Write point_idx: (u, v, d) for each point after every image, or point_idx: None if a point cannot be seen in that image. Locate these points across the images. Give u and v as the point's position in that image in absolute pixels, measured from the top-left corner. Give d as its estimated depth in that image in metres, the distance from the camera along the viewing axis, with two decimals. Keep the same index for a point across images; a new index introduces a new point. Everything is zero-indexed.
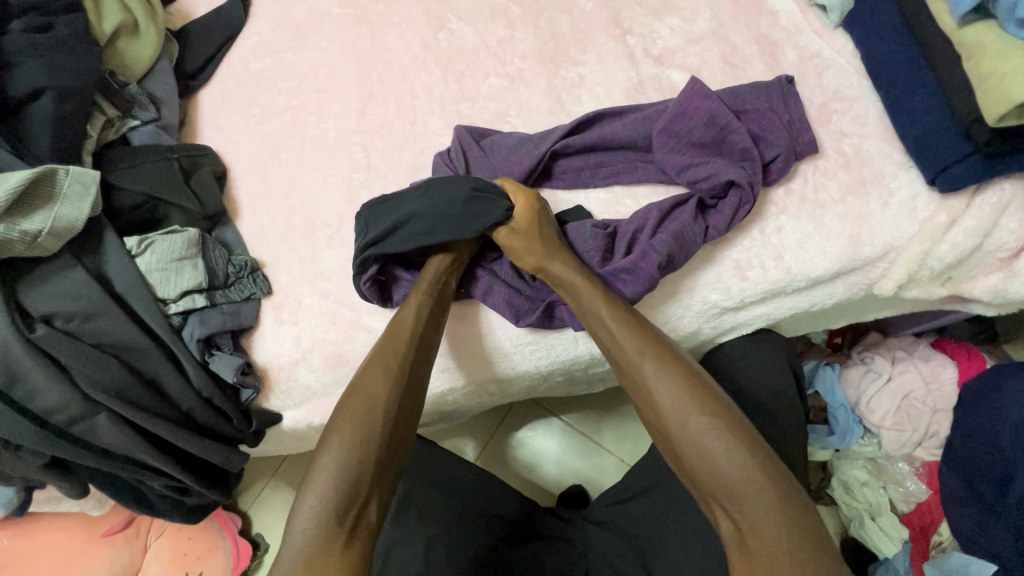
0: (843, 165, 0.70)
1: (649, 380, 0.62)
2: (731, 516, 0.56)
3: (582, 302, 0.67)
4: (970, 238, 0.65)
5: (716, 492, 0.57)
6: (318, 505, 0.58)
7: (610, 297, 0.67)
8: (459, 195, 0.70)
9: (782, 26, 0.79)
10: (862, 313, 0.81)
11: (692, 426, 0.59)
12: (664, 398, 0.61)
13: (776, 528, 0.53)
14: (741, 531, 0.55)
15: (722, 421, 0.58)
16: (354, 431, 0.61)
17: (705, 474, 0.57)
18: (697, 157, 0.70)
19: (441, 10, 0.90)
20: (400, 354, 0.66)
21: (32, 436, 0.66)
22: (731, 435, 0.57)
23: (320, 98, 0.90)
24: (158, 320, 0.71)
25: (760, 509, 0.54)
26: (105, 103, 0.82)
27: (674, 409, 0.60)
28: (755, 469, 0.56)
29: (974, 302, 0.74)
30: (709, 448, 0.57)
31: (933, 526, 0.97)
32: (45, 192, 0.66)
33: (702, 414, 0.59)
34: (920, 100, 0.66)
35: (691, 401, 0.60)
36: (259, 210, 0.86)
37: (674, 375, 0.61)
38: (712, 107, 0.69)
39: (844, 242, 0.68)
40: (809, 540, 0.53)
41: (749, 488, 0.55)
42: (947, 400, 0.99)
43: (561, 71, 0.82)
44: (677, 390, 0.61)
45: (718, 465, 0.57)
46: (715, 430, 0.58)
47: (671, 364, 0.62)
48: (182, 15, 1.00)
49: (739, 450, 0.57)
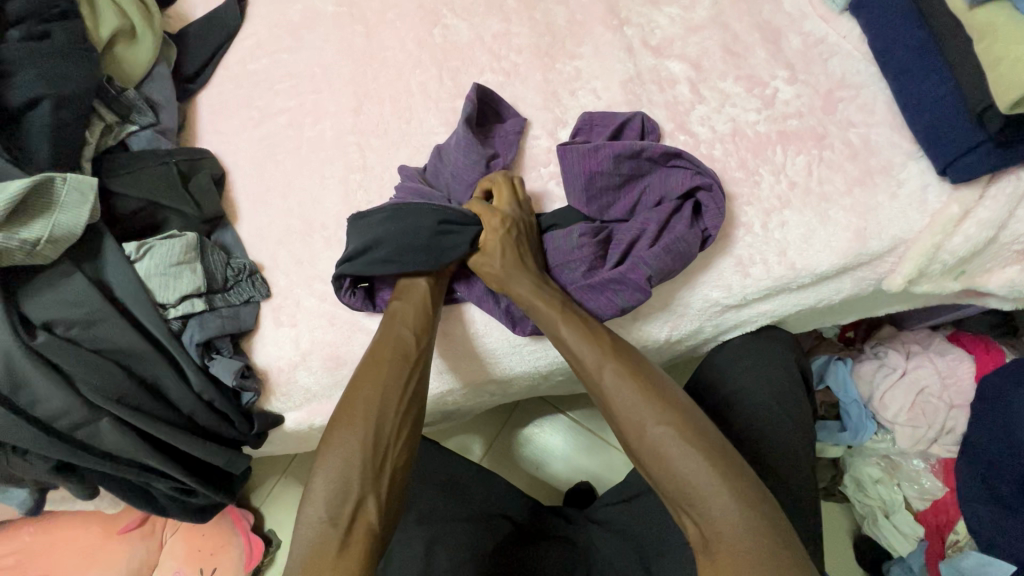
0: (849, 155, 0.67)
1: (608, 390, 0.61)
2: (696, 523, 0.55)
3: (539, 315, 0.66)
4: (984, 230, 0.63)
5: (679, 499, 0.56)
6: (318, 509, 0.58)
7: (568, 309, 0.66)
8: (425, 227, 0.70)
9: (786, 11, 0.76)
10: (872, 309, 0.78)
11: (650, 433, 0.58)
12: (622, 406, 0.60)
13: (737, 531, 0.53)
14: (706, 536, 0.54)
15: (678, 428, 0.58)
16: (344, 435, 0.62)
17: (666, 481, 0.57)
18: (627, 193, 0.69)
19: (436, 4, 0.88)
20: (387, 357, 0.67)
21: (35, 440, 0.68)
22: (689, 441, 0.57)
23: (316, 98, 0.89)
24: (157, 325, 0.72)
25: (721, 513, 0.54)
26: (103, 108, 0.82)
27: (631, 419, 0.59)
28: (716, 473, 0.55)
29: (990, 296, 0.72)
30: (668, 455, 0.57)
31: (949, 525, 0.94)
32: (43, 200, 0.67)
33: (659, 421, 0.58)
34: (931, 85, 0.63)
35: (648, 408, 0.59)
36: (257, 213, 0.86)
37: (631, 383, 0.61)
38: (608, 149, 0.67)
39: (850, 235, 0.65)
40: (773, 540, 0.52)
41: (708, 494, 0.54)
42: (965, 395, 0.96)
43: (558, 64, 0.80)
44: (634, 398, 0.60)
45: (677, 471, 0.56)
46: (673, 436, 0.57)
47: (631, 372, 0.62)
48: (180, 18, 1.00)
49: (696, 456, 0.56)
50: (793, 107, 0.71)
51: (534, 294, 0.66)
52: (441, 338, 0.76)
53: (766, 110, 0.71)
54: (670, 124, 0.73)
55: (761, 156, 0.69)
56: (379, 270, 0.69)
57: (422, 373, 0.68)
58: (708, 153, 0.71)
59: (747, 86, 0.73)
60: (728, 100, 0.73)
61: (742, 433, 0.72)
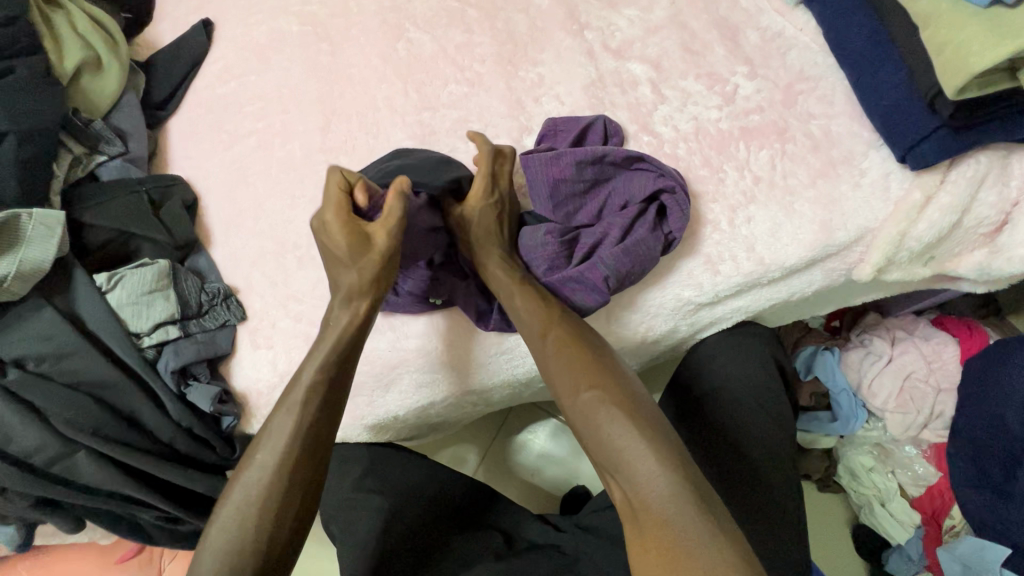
0: (811, 147, 0.67)
1: (549, 361, 0.63)
2: (622, 491, 0.56)
3: (496, 283, 0.68)
4: (948, 215, 0.62)
5: (608, 465, 0.57)
6: (240, 517, 0.58)
7: (522, 279, 0.67)
8: (432, 157, 0.72)
9: (743, 7, 0.76)
10: (848, 299, 0.78)
11: (581, 402, 0.60)
12: (559, 375, 0.62)
13: (660, 497, 0.53)
14: (631, 502, 0.55)
15: (609, 398, 0.59)
16: (272, 446, 0.61)
17: (597, 449, 0.58)
18: (591, 198, 0.69)
19: (399, 19, 0.89)
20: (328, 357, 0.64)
21: (13, 478, 0.68)
22: (620, 409, 0.58)
23: (284, 118, 0.89)
24: (131, 354, 0.71)
25: (644, 479, 0.54)
26: (70, 140, 0.82)
27: (568, 386, 0.61)
28: (642, 442, 0.56)
29: (961, 280, 0.71)
30: (598, 423, 0.58)
31: (944, 510, 0.94)
32: (9, 236, 0.67)
33: (590, 391, 0.60)
34: (886, 74, 0.64)
35: (582, 377, 0.61)
36: (230, 236, 0.86)
37: (570, 352, 0.63)
38: (569, 155, 0.67)
39: (816, 227, 0.65)
40: (695, 510, 0.52)
41: (633, 460, 0.55)
42: (952, 379, 0.95)
43: (520, 72, 0.80)
44: (570, 369, 0.62)
45: (607, 439, 0.57)
46: (604, 404, 0.59)
47: (572, 342, 0.63)
48: (148, 47, 1.01)
49: (624, 424, 0.57)
50: (753, 102, 0.71)
51: (492, 265, 0.68)
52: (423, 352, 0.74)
53: (727, 106, 0.71)
54: (634, 126, 0.73)
55: (724, 153, 0.69)
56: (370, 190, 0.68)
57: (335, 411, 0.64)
58: (673, 153, 0.70)
59: (707, 84, 0.73)
60: (689, 98, 0.73)
61: (723, 430, 0.72)
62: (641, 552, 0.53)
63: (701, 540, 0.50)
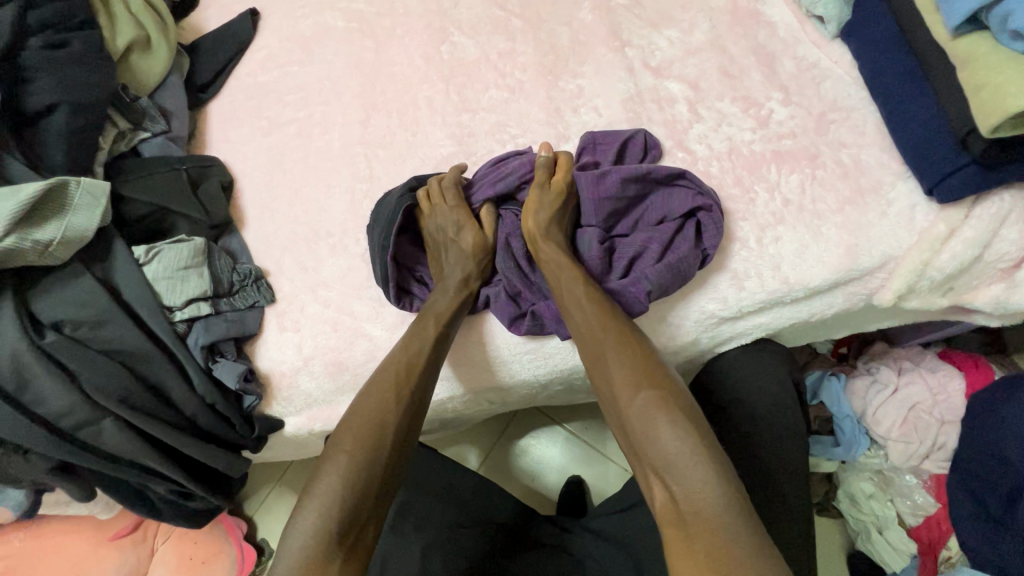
0: (841, 174, 0.70)
1: (608, 357, 0.64)
2: (671, 492, 0.56)
3: (557, 277, 0.68)
4: (971, 248, 0.65)
5: (658, 466, 0.57)
6: (337, 490, 0.60)
7: (587, 279, 0.68)
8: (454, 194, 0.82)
9: (781, 37, 0.79)
10: (864, 324, 0.80)
11: (640, 400, 0.60)
12: (618, 373, 0.62)
13: (713, 504, 0.53)
14: (679, 505, 0.55)
15: (668, 402, 0.59)
16: (353, 444, 0.63)
17: (650, 448, 0.58)
18: (633, 214, 0.72)
19: (444, 23, 0.91)
20: (417, 366, 0.68)
21: (37, 441, 0.68)
22: (680, 415, 0.59)
23: (325, 110, 0.91)
24: (164, 327, 0.73)
25: (698, 484, 0.54)
26: (117, 115, 0.84)
27: (624, 384, 0.62)
28: (701, 450, 0.56)
29: (977, 312, 0.73)
30: (655, 422, 0.59)
31: (941, 540, 0.96)
32: (57, 203, 0.68)
33: (651, 392, 0.60)
34: (918, 110, 0.66)
35: (643, 379, 0.61)
36: (263, 220, 0.88)
37: (629, 352, 0.63)
38: (615, 172, 0.69)
39: (842, 251, 0.67)
40: (746, 521, 0.52)
41: (688, 463, 0.56)
42: (955, 412, 0.97)
43: (561, 82, 0.83)
44: (628, 368, 0.62)
45: (660, 441, 0.58)
46: (660, 406, 0.59)
47: (630, 344, 0.64)
48: (194, 30, 1.03)
49: (683, 430, 0.58)
50: (786, 127, 0.74)
51: (557, 258, 0.69)
52: (457, 346, 0.77)
53: (761, 130, 0.74)
54: (669, 142, 0.75)
55: (756, 173, 0.72)
56: (434, 213, 0.75)
57: (425, 393, 0.69)
58: (706, 170, 0.73)
59: (743, 107, 0.76)
60: (724, 119, 0.76)
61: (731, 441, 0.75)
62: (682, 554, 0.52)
63: (754, 550, 0.50)
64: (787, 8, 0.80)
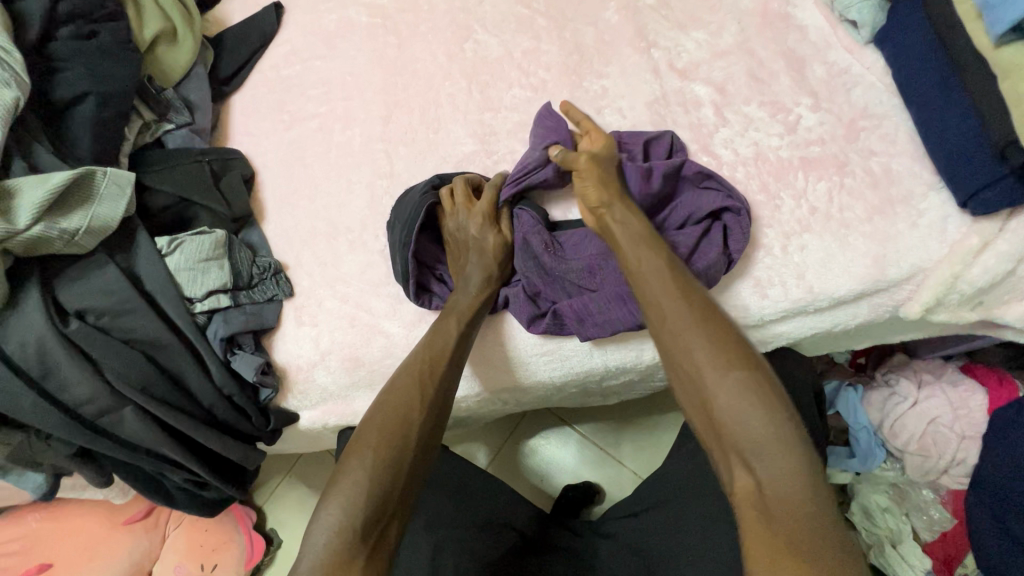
0: (870, 183, 0.69)
1: (688, 331, 0.61)
2: (756, 478, 0.54)
3: (630, 244, 0.66)
4: (1003, 262, 0.63)
5: (741, 448, 0.55)
6: (362, 486, 0.60)
7: (660, 246, 0.66)
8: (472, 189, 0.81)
9: (811, 41, 0.78)
10: (887, 335, 0.79)
11: (728, 381, 0.57)
12: (700, 351, 0.59)
13: (800, 495, 0.52)
14: (763, 492, 0.53)
15: (757, 384, 0.57)
16: (377, 441, 0.63)
17: (735, 432, 0.56)
18: (662, 210, 0.72)
19: (468, 20, 0.91)
20: (441, 366, 0.68)
21: (59, 426, 0.69)
22: (771, 400, 0.56)
23: (347, 105, 0.91)
24: (185, 318, 0.73)
25: (786, 473, 0.53)
26: (142, 107, 0.85)
27: (708, 360, 0.59)
28: (788, 437, 0.55)
29: (1005, 328, 0.72)
30: (742, 406, 0.56)
31: (958, 556, 0.94)
32: (84, 192, 0.69)
33: (739, 373, 0.57)
34: (954, 119, 0.65)
35: (729, 357, 0.58)
36: (284, 213, 0.88)
37: (714, 328, 0.60)
38: (659, 167, 0.69)
39: (869, 262, 0.66)
40: (831, 514, 0.52)
41: (775, 450, 0.54)
42: (977, 428, 0.95)
43: (585, 83, 0.82)
44: (714, 343, 0.59)
45: (747, 425, 0.55)
46: (746, 387, 0.57)
47: (714, 319, 0.61)
48: (218, 22, 1.03)
49: (774, 416, 0.55)
50: (815, 134, 0.72)
51: (629, 223, 0.67)
52: (475, 346, 0.77)
53: (789, 136, 0.73)
54: (694, 146, 0.75)
55: (782, 180, 0.71)
56: (455, 212, 0.75)
57: (448, 393, 0.69)
58: (731, 175, 0.72)
59: (771, 112, 0.74)
60: (751, 124, 0.74)
61: None
62: (766, 543, 0.51)
63: (839, 546, 0.50)
64: (818, 11, 0.79)
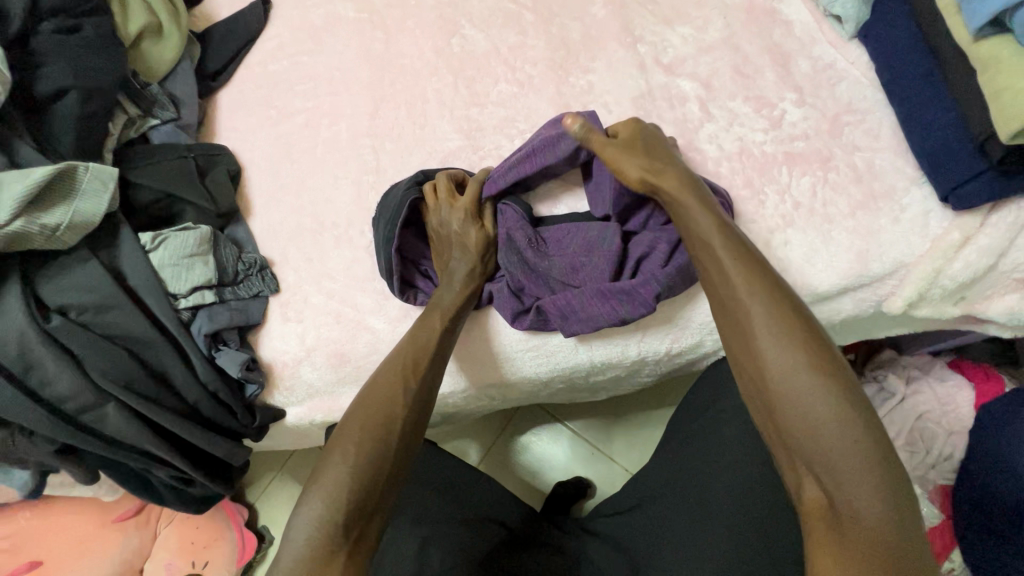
0: (854, 178, 0.69)
1: (757, 325, 0.56)
2: (826, 492, 0.51)
3: (691, 219, 0.63)
4: (984, 257, 0.64)
5: (813, 459, 0.52)
6: (343, 481, 0.60)
7: (724, 223, 0.62)
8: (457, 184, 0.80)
9: (796, 36, 0.78)
10: (873, 330, 0.79)
11: (802, 386, 0.53)
12: (770, 349, 0.55)
13: (877, 514, 0.49)
14: (835, 507, 0.50)
15: (834, 390, 0.52)
16: (360, 436, 0.63)
17: (806, 436, 0.52)
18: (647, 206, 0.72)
19: (454, 15, 0.91)
20: (425, 361, 0.68)
21: (42, 422, 0.69)
22: (850, 410, 0.52)
23: (334, 100, 0.91)
24: (169, 314, 0.73)
25: (863, 492, 0.49)
26: (127, 101, 0.85)
27: (779, 361, 0.54)
28: (871, 450, 0.50)
29: (989, 323, 0.72)
30: (816, 408, 0.52)
31: (945, 553, 0.93)
32: (65, 187, 0.69)
33: (816, 373, 0.53)
34: (936, 114, 0.65)
35: (803, 358, 0.54)
36: (270, 209, 0.88)
37: (787, 324, 0.55)
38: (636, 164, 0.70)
39: (852, 257, 0.66)
40: (910, 534, 0.49)
41: (853, 465, 0.50)
42: (965, 422, 0.96)
43: (571, 78, 0.82)
44: (786, 341, 0.55)
45: (822, 436, 0.51)
46: (822, 393, 0.52)
47: (786, 312, 0.56)
48: (205, 18, 1.03)
49: (852, 426, 0.51)
50: (799, 129, 0.72)
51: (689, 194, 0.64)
52: (460, 341, 0.77)
53: (774, 131, 0.73)
54: (679, 141, 0.74)
55: (766, 175, 0.71)
56: (439, 207, 0.75)
57: (432, 388, 0.68)
58: (716, 170, 0.72)
59: (755, 107, 0.74)
60: (736, 119, 0.74)
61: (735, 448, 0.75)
62: (830, 557, 0.50)
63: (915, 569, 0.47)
64: (804, 6, 0.79)
